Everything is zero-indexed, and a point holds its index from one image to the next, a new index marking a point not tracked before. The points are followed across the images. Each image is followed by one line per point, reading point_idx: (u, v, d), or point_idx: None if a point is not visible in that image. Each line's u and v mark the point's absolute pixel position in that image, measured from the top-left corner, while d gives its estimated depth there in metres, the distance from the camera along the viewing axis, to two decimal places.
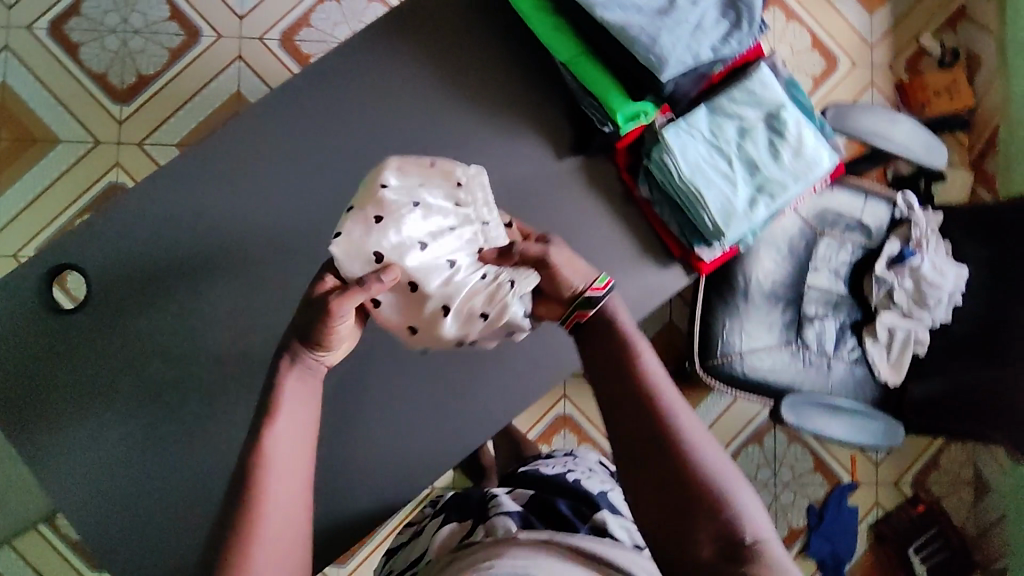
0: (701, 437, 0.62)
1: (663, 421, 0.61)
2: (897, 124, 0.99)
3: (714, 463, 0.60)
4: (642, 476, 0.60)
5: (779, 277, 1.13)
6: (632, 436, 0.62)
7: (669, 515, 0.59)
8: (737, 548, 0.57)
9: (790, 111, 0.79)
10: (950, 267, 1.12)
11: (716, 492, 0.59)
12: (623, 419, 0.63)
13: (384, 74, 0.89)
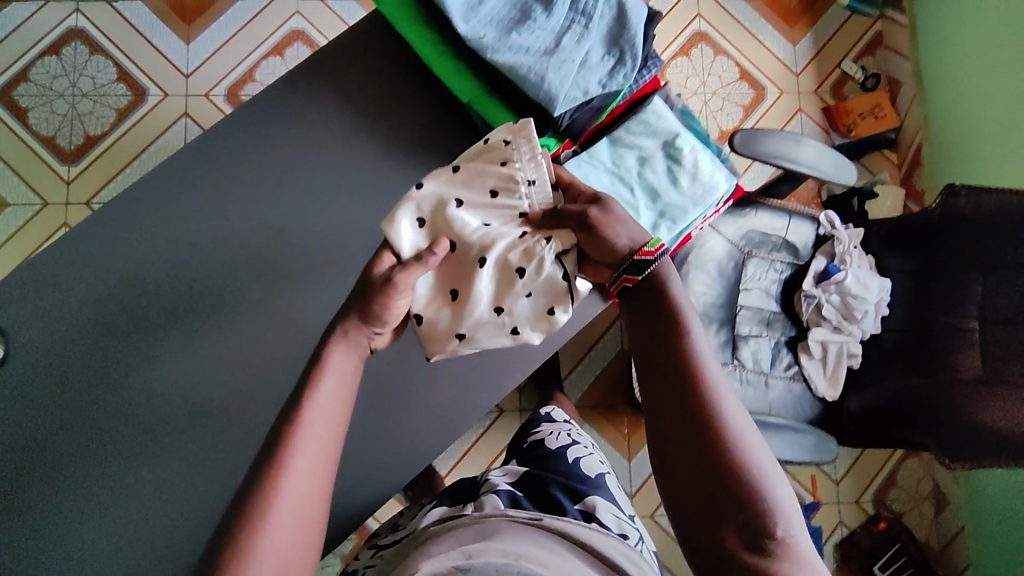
0: (755, 438, 0.62)
1: (711, 403, 0.62)
2: (802, 145, 1.02)
3: (765, 468, 0.61)
4: (682, 448, 0.62)
5: (711, 300, 1.18)
6: (689, 429, 0.62)
7: (706, 493, 0.60)
8: (765, 539, 0.57)
9: (685, 138, 0.82)
10: (874, 279, 1.14)
11: (752, 481, 0.59)
12: (681, 409, 0.63)
13: (309, 126, 0.94)
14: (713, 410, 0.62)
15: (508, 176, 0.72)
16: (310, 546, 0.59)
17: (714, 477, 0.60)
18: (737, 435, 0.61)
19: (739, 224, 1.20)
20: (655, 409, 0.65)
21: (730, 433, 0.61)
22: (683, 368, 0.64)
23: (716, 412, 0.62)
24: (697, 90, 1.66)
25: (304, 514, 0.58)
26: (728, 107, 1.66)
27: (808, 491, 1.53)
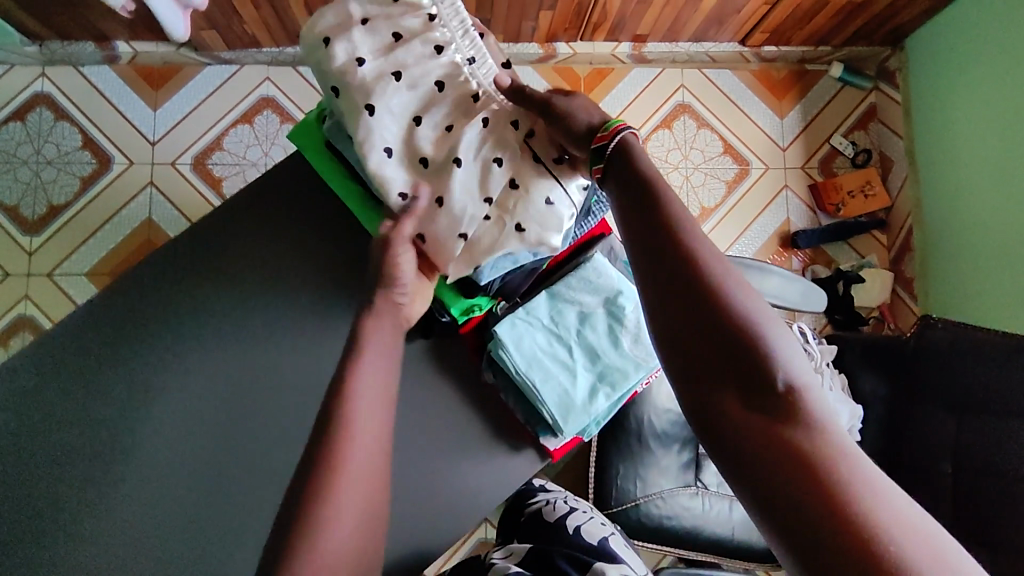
0: (775, 326, 0.53)
1: (696, 269, 0.54)
2: (767, 275, 0.97)
3: (794, 359, 0.51)
4: (674, 325, 0.54)
5: (675, 417, 1.12)
6: (703, 332, 0.52)
7: (704, 366, 0.52)
8: (773, 399, 0.49)
9: (627, 296, 0.77)
10: (845, 403, 1.08)
11: (753, 337, 0.51)
12: (691, 315, 0.53)
13: (231, 248, 0.84)
14: (726, 308, 0.52)
15: (446, 63, 0.71)
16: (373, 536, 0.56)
17: (747, 388, 0.50)
18: (759, 330, 0.52)
19: None
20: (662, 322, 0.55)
21: (749, 328, 0.51)
22: (684, 266, 0.54)
23: (730, 309, 0.52)
24: (679, 164, 1.62)
25: (367, 517, 0.55)
26: (711, 182, 1.62)
27: None
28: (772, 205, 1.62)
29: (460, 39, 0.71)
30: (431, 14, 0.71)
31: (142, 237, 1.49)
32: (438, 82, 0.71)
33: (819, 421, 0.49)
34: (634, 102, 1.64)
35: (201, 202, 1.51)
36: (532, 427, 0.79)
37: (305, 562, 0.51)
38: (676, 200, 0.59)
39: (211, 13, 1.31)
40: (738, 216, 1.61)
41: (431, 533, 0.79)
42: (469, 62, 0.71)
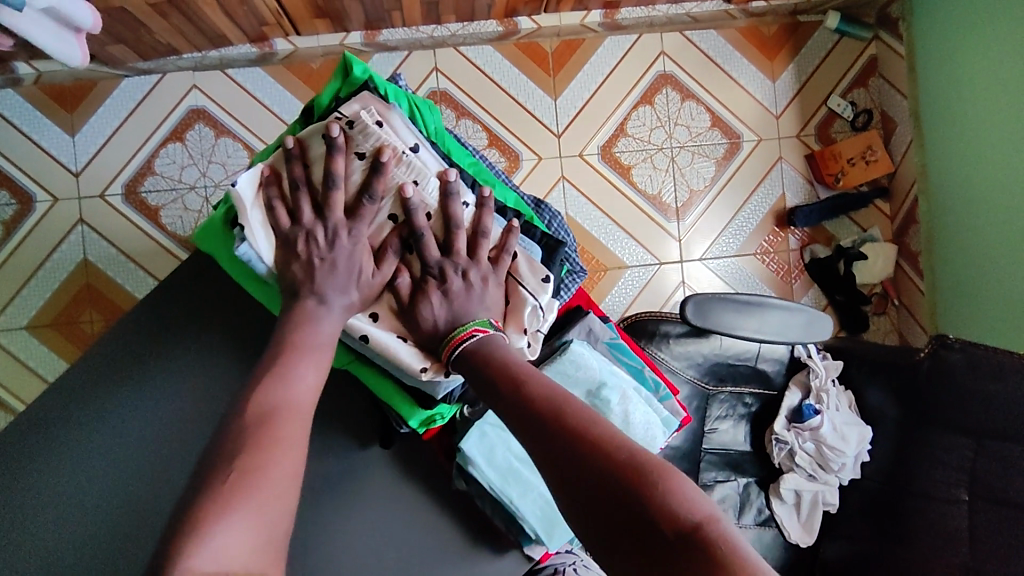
0: (663, 466, 0.49)
1: (564, 426, 0.53)
2: (765, 313, 0.87)
3: (688, 492, 0.48)
4: (563, 482, 0.51)
5: (671, 450, 1.04)
6: (587, 498, 0.49)
7: (605, 514, 0.48)
8: (679, 533, 0.45)
9: (611, 386, 0.67)
10: (853, 426, 1.00)
11: (641, 475, 0.48)
12: (570, 460, 0.51)
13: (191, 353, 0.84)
14: (604, 463, 0.49)
15: (389, 198, 0.66)
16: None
17: (642, 546, 0.46)
18: (642, 473, 0.48)
19: (706, 356, 1.05)
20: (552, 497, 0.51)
21: (635, 476, 0.48)
22: (555, 425, 0.53)
23: (609, 464, 0.49)
24: (663, 145, 1.47)
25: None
26: (698, 162, 1.48)
27: None
28: (765, 182, 1.49)
29: (396, 169, 0.66)
30: (362, 151, 0.65)
31: (80, 282, 1.35)
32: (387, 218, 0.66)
33: (733, 548, 0.44)
34: (610, 78, 1.46)
35: (139, 235, 1.37)
36: (514, 536, 0.70)
37: None
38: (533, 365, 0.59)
39: (111, 28, 1.12)
40: (730, 196, 1.48)
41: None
42: (413, 184, 0.65)
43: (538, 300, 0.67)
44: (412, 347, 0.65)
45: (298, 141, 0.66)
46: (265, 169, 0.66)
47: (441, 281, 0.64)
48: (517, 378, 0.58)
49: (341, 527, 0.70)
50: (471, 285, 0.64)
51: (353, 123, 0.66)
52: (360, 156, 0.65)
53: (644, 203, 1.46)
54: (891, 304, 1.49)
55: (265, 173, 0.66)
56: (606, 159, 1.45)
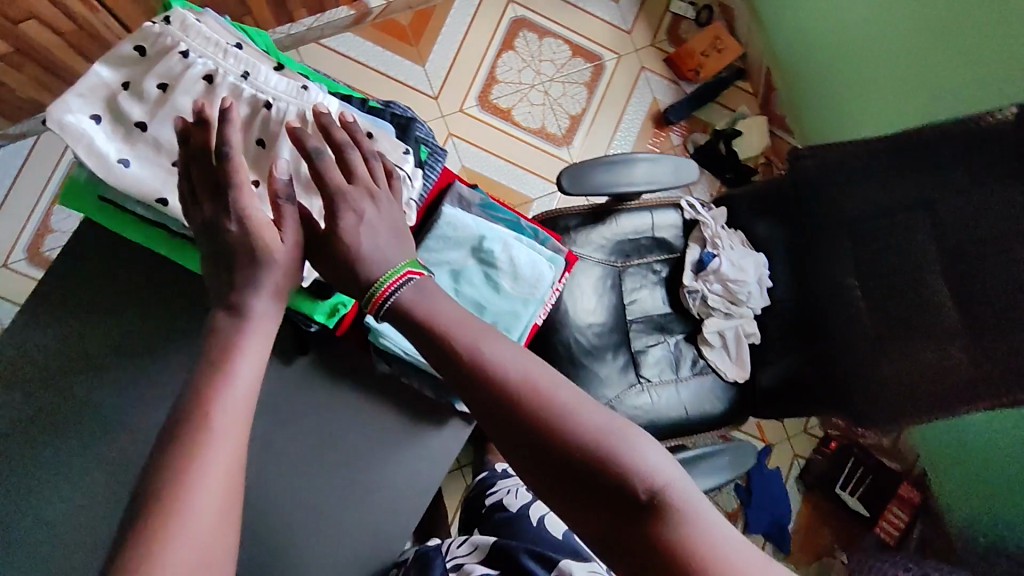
0: (618, 426, 0.58)
1: (524, 404, 0.58)
2: (633, 164, 0.96)
3: (643, 449, 0.57)
4: (531, 453, 0.58)
5: (599, 326, 1.11)
6: (554, 467, 0.57)
7: (571, 486, 0.57)
8: (637, 504, 0.55)
9: (491, 238, 0.74)
10: (748, 257, 1.10)
11: (601, 452, 0.56)
12: (535, 438, 0.58)
13: None
14: (567, 435, 0.57)
15: (223, 87, 0.72)
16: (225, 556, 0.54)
17: (607, 501, 0.56)
18: (603, 440, 0.57)
19: (607, 236, 1.14)
20: (518, 461, 0.59)
21: (595, 453, 0.56)
22: (517, 407, 0.58)
23: (573, 435, 0.57)
24: (534, 82, 1.56)
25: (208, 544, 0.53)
26: (570, 89, 1.57)
27: (758, 439, 1.53)
28: (635, 92, 1.59)
29: (224, 61, 0.73)
30: (182, 50, 0.72)
31: None
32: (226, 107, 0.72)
33: (681, 513, 0.55)
34: (469, 34, 1.54)
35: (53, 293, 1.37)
36: (444, 398, 0.76)
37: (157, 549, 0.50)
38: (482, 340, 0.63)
39: None
40: (608, 112, 1.58)
41: (373, 547, 0.75)
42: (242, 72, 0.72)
43: (403, 168, 0.71)
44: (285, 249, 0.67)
45: (127, 60, 0.72)
46: (107, 92, 0.71)
47: (347, 218, 0.63)
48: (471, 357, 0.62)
49: (285, 437, 0.75)
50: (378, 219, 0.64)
51: (170, 22, 0.73)
52: (184, 55, 0.72)
53: (531, 138, 1.54)
54: (777, 168, 1.59)
55: (127, 110, 0.71)
56: (486, 108, 1.52)
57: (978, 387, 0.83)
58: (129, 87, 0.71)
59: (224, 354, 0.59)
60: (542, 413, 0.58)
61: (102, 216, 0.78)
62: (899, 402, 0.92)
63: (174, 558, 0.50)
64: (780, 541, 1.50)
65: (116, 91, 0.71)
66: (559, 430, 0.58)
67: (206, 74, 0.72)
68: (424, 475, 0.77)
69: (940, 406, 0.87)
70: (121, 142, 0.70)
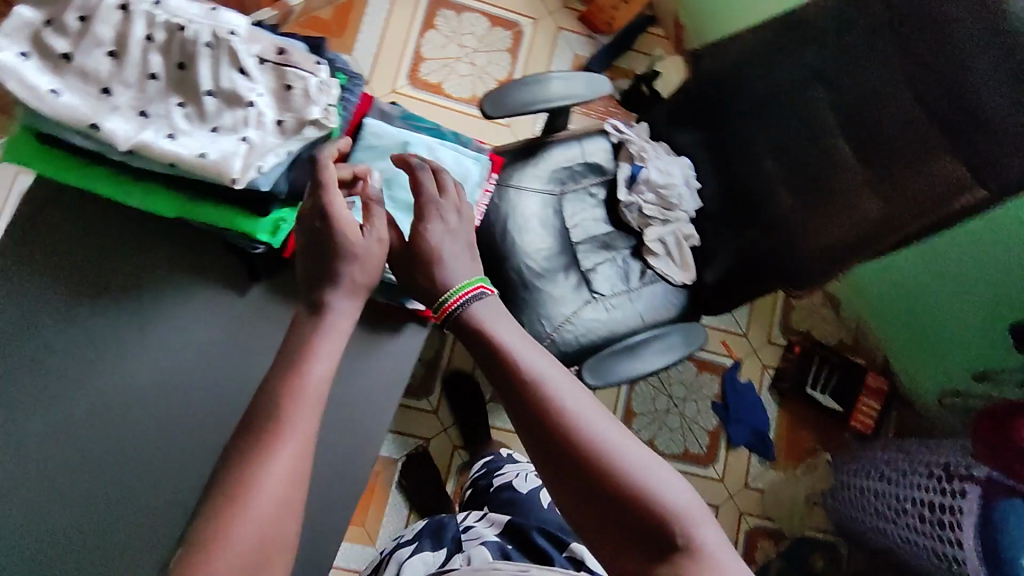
0: (653, 470, 0.60)
1: (569, 426, 0.62)
2: (549, 83, 1.03)
3: (674, 494, 0.59)
4: (570, 475, 0.61)
5: (547, 251, 1.17)
6: (590, 493, 0.60)
7: (602, 517, 0.59)
8: (667, 545, 0.57)
9: (415, 143, 0.79)
10: (673, 163, 1.17)
11: (638, 488, 0.59)
12: (577, 461, 0.61)
13: None
14: (603, 466, 0.60)
15: (140, 18, 0.67)
16: (288, 532, 0.58)
17: (632, 533, 0.58)
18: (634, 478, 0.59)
19: (542, 167, 1.20)
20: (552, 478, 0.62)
21: (631, 485, 0.59)
22: (564, 428, 0.62)
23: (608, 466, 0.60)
24: (459, 55, 1.63)
25: (280, 520, 0.57)
26: (495, 57, 1.65)
27: (726, 357, 1.58)
28: (556, 51, 1.68)
29: None
30: None
31: None
32: (146, 38, 0.67)
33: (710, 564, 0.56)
34: (390, 18, 1.61)
35: None
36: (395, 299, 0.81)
37: (230, 518, 0.55)
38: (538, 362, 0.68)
39: None
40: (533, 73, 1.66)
41: (348, 453, 0.78)
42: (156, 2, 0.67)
43: (319, 77, 0.72)
44: (215, 155, 0.67)
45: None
46: (22, 24, 0.66)
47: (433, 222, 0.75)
48: (526, 379, 0.66)
49: None
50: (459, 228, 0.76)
51: None
52: None
53: (465, 107, 1.60)
54: None
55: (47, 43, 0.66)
56: (417, 85, 1.59)
57: (893, 220, 0.90)
58: (51, 23, 0.66)
59: (302, 349, 0.65)
60: (582, 441, 0.61)
61: (20, 151, 0.71)
62: (828, 257, 0.98)
63: (243, 531, 0.55)
64: (764, 450, 1.54)
65: (31, 21, 0.66)
66: (601, 459, 0.60)
67: (122, 2, 0.67)
68: (385, 383, 0.81)
69: (864, 248, 0.94)
70: (39, 74, 0.66)
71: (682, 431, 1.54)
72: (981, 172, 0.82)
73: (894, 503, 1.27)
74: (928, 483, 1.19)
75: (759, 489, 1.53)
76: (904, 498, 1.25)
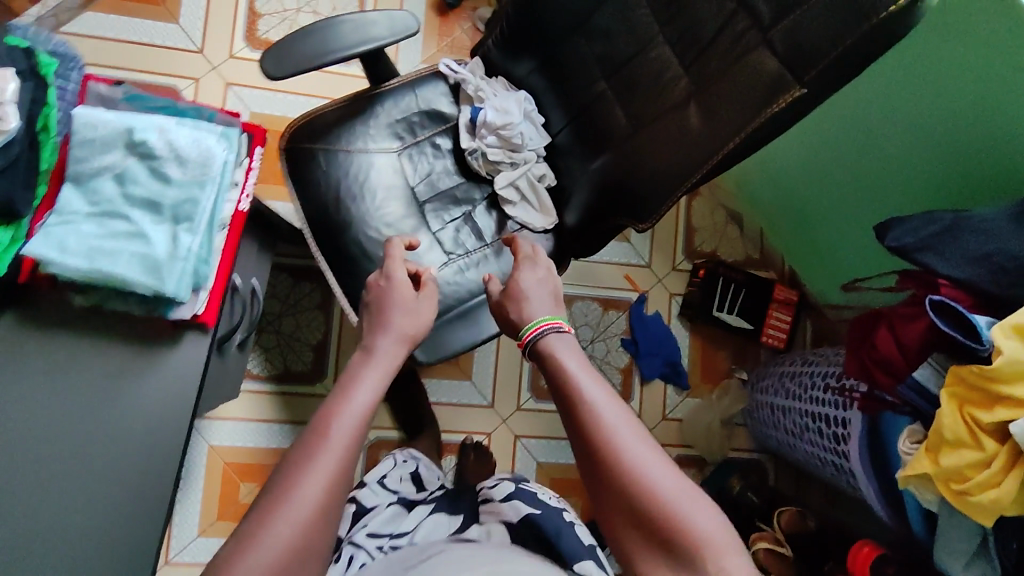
0: (692, 502, 0.59)
1: (609, 443, 0.63)
2: (340, 28, 0.90)
3: (710, 528, 0.57)
4: (608, 495, 0.61)
5: (393, 216, 1.07)
6: (625, 513, 0.60)
7: (636, 540, 0.59)
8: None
9: (142, 128, 0.68)
10: (509, 99, 1.06)
11: (670, 513, 0.58)
12: (613, 480, 0.61)
13: None
14: (637, 492, 0.59)
15: None
16: (315, 546, 0.55)
17: (664, 551, 0.58)
18: (670, 508, 0.58)
19: (375, 124, 1.08)
20: (598, 501, 0.63)
21: (662, 510, 0.58)
22: (604, 446, 0.63)
23: (648, 496, 0.59)
24: (300, 5, 1.48)
25: (313, 528, 0.55)
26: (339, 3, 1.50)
27: (631, 291, 1.53)
28: None
29: None
30: None
31: None
32: None
33: None
34: None
35: None
36: (154, 312, 0.69)
37: (264, 520, 0.54)
38: (589, 382, 0.69)
39: None
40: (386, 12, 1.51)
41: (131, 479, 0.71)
42: None
43: None
44: None
45: None
46: None
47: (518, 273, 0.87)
48: (575, 399, 0.67)
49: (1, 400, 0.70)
50: (550, 288, 0.86)
51: None
52: None
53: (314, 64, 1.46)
54: None
55: None
56: (257, 46, 1.45)
57: (723, 130, 0.82)
58: None
59: (347, 378, 0.68)
60: (620, 461, 0.61)
61: None
62: (669, 180, 0.90)
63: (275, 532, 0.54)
64: (678, 380, 1.51)
65: None
66: (636, 481, 0.60)
67: None
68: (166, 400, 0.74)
69: (701, 163, 0.85)
70: None
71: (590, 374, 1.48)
72: (796, 66, 0.74)
73: (799, 420, 1.24)
74: (824, 396, 1.15)
75: (678, 418, 1.51)
76: (807, 412, 1.22)
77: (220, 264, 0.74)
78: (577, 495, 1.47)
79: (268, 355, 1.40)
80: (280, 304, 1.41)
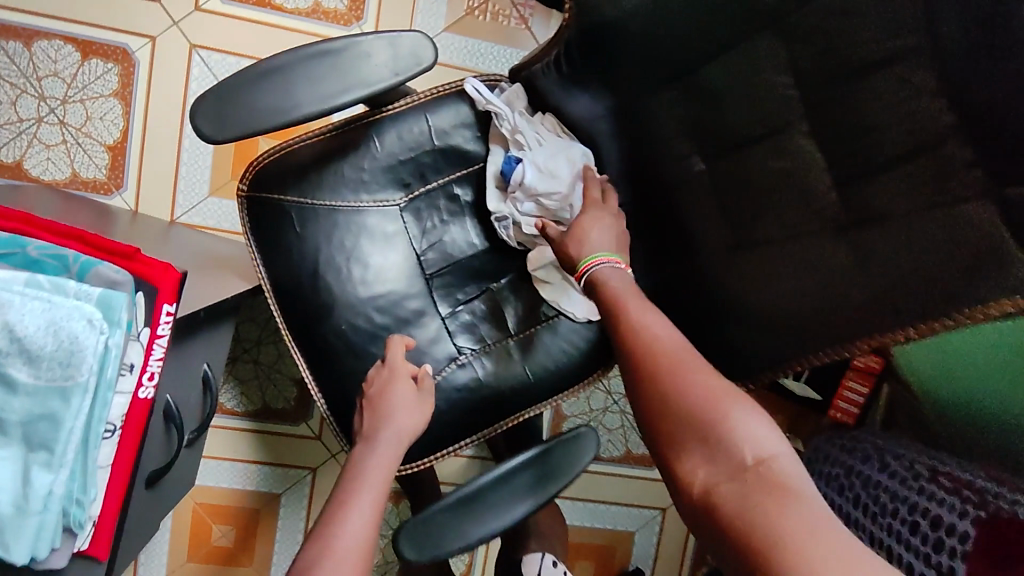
0: (734, 399, 0.50)
1: (648, 343, 0.56)
2: (306, 79, 0.60)
3: (758, 430, 0.48)
4: (645, 397, 0.53)
5: (390, 297, 0.80)
6: (660, 412, 0.52)
7: (676, 441, 0.51)
8: (744, 476, 0.47)
9: None
10: (558, 152, 0.75)
11: (712, 409, 0.50)
12: (650, 378, 0.54)
13: None
14: (674, 388, 0.52)
15: None
16: None
17: (701, 447, 0.49)
18: (714, 406, 0.50)
19: (370, 166, 0.78)
20: (636, 411, 0.55)
21: (704, 411, 0.50)
22: (641, 350, 0.56)
23: (686, 392, 0.51)
24: None
25: None
26: None
27: None
28: None
29: None
30: None
31: None
32: None
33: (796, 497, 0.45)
34: None
35: None
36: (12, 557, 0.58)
37: None
38: (630, 293, 0.62)
39: None
40: None
41: None
42: None
43: None
44: None
45: None
46: None
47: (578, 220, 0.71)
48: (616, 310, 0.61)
49: None
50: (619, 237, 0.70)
51: None
52: None
53: (305, 26, 1.11)
54: None
55: None
56: None
57: (887, 309, 0.53)
58: None
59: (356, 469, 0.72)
60: (660, 361, 0.54)
61: None
62: (784, 340, 0.61)
63: None
64: None
65: None
66: (675, 377, 0.52)
67: None
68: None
69: (841, 340, 0.56)
70: None
71: (622, 430, 1.30)
72: None
73: None
74: None
75: None
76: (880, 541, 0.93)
77: (114, 463, 0.62)
78: (588, 559, 1.33)
79: (244, 388, 1.20)
80: (259, 331, 1.19)
